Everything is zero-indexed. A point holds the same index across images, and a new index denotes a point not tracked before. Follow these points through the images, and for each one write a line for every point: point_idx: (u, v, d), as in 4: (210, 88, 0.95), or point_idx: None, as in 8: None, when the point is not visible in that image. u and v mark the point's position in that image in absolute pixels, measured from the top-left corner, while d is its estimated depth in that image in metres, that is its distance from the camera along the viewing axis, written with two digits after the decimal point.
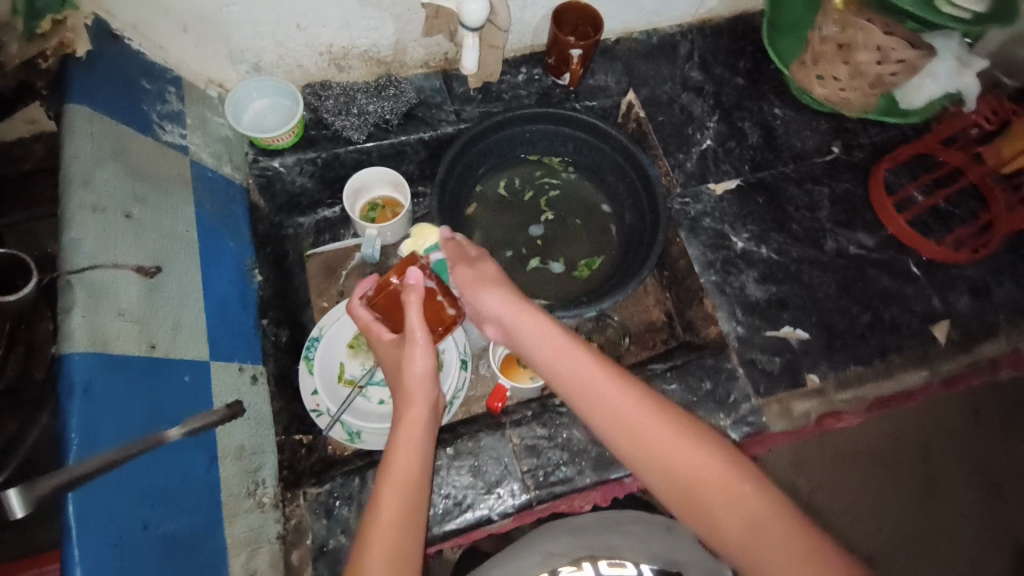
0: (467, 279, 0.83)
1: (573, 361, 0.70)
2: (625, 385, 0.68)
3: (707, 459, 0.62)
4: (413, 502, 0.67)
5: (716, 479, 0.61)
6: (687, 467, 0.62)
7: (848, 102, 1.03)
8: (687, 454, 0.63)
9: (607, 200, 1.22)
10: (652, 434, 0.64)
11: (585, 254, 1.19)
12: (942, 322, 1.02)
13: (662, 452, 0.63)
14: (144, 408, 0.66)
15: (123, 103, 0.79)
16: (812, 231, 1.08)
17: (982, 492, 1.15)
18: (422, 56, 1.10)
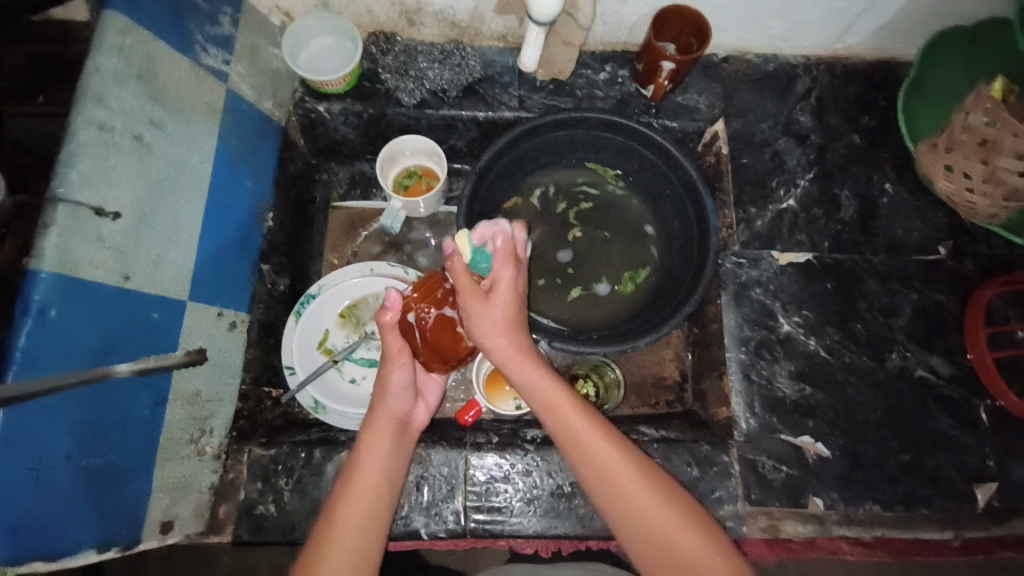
0: (482, 320, 0.69)
1: (586, 424, 0.67)
2: (631, 461, 0.65)
3: (711, 558, 0.59)
4: (374, 519, 0.65)
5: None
6: (690, 568, 0.59)
7: (970, 208, 0.86)
8: (688, 553, 0.60)
9: (653, 220, 1.10)
10: (656, 525, 0.61)
11: (630, 266, 1.09)
12: (987, 485, 0.86)
13: (664, 548, 0.60)
14: (101, 340, 0.64)
15: (167, 17, 0.76)
16: (878, 338, 0.92)
17: None
18: (500, 29, 1.00)
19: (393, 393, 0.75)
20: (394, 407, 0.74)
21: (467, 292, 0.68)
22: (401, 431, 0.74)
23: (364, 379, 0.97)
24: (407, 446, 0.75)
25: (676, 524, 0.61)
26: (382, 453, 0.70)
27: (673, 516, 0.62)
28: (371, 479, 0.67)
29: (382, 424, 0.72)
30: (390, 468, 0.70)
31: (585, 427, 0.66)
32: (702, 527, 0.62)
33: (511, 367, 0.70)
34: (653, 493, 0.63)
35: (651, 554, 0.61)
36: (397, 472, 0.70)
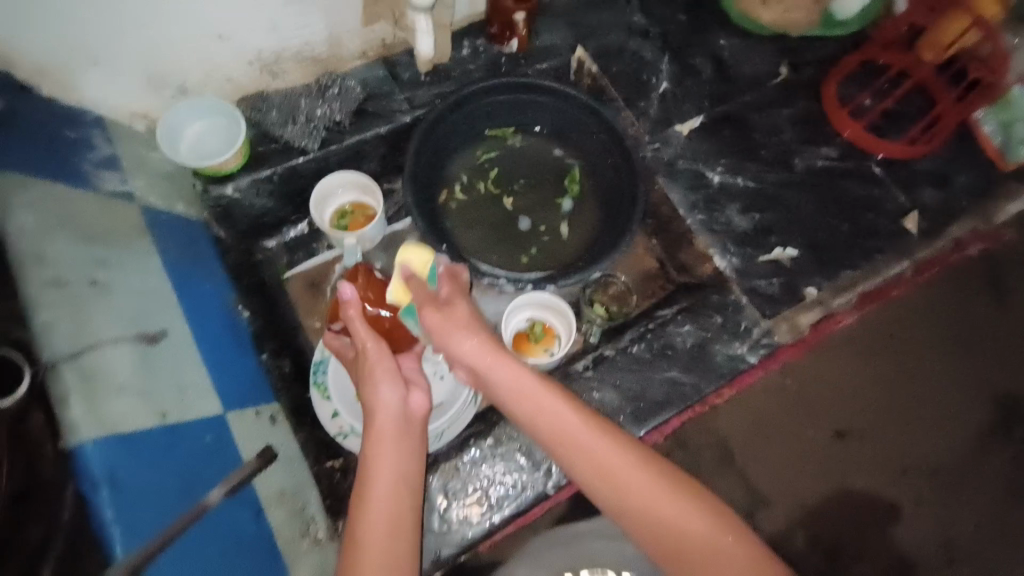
0: (437, 324, 0.74)
1: (562, 413, 0.69)
2: (610, 439, 0.68)
3: (688, 512, 0.64)
4: (399, 529, 0.65)
5: (697, 534, 0.63)
6: (667, 523, 0.63)
7: (795, 23, 1.17)
8: (665, 509, 0.64)
9: (557, 142, 1.18)
10: (635, 492, 0.65)
11: (562, 170, 1.18)
12: (911, 215, 1.08)
13: (642, 509, 0.64)
14: (177, 482, 0.61)
15: (49, 159, 0.72)
16: (780, 153, 1.11)
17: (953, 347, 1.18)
18: (359, 46, 1.03)
19: (383, 382, 0.74)
20: (387, 400, 0.73)
21: (425, 305, 0.76)
22: (405, 424, 0.72)
23: None
24: (415, 440, 0.72)
25: (654, 489, 0.65)
26: (393, 457, 0.68)
27: (651, 479, 0.66)
28: (385, 487, 0.67)
29: (382, 436, 0.70)
30: (407, 466, 0.69)
31: (556, 413, 0.69)
32: (680, 487, 0.66)
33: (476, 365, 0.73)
34: (632, 466, 0.66)
35: (631, 513, 0.65)
36: (414, 472, 0.69)
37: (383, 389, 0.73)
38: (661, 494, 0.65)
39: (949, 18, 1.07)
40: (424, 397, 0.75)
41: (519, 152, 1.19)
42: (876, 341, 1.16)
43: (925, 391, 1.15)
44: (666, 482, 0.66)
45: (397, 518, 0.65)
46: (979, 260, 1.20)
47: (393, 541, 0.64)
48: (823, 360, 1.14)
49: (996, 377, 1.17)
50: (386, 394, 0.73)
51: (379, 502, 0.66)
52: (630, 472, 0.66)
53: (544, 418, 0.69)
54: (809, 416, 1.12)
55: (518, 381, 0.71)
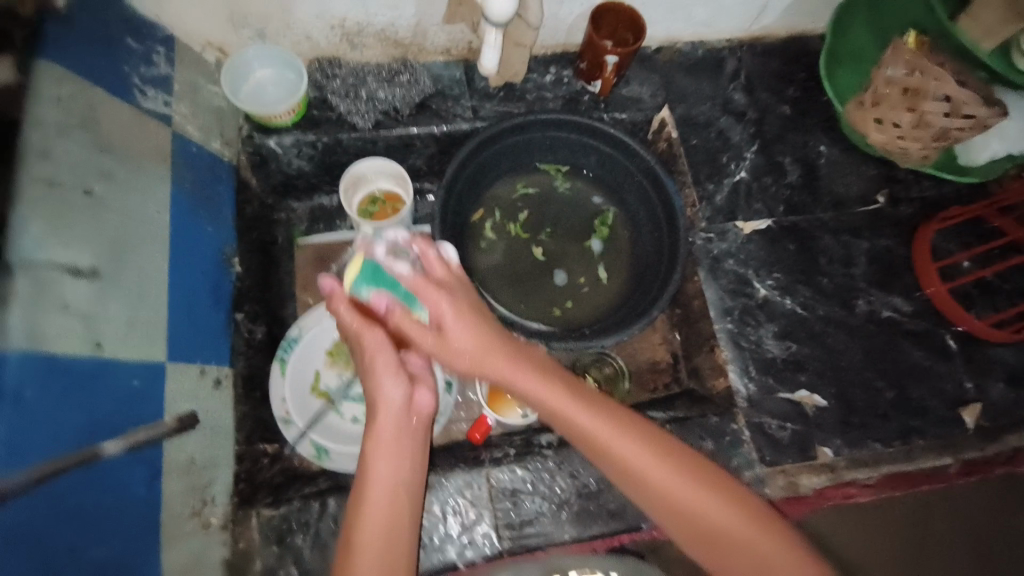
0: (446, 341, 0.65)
1: (585, 417, 0.65)
2: (637, 437, 0.65)
3: (726, 511, 0.63)
4: (398, 506, 0.63)
5: (676, 489, 0.64)
6: (704, 521, 0.63)
7: (903, 151, 0.95)
8: (704, 509, 0.63)
9: (600, 192, 1.13)
10: (670, 493, 0.64)
11: (597, 210, 1.13)
12: (972, 407, 0.94)
13: (681, 508, 0.63)
14: (81, 421, 0.60)
15: (102, 62, 0.73)
16: (843, 287, 0.99)
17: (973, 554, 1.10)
18: (444, 42, 1.00)
19: (385, 380, 0.67)
20: (390, 398, 0.67)
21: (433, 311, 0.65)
22: (407, 425, 0.67)
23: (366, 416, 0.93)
24: (417, 437, 0.67)
25: (688, 489, 0.64)
26: (394, 455, 0.65)
27: (686, 479, 0.64)
28: (388, 488, 0.63)
29: (382, 430, 0.66)
30: (409, 467, 0.65)
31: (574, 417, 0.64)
32: (712, 481, 0.65)
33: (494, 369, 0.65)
34: (662, 462, 0.65)
35: (670, 514, 0.64)
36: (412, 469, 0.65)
37: (386, 386, 0.67)
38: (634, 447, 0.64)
39: None
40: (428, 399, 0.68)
41: (564, 192, 1.13)
42: (894, 521, 1.09)
43: None
44: (638, 433, 0.66)
45: (395, 499, 0.63)
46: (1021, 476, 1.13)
47: (392, 542, 0.61)
48: (839, 525, 1.08)
49: None
50: (391, 392, 0.66)
51: (376, 488, 0.63)
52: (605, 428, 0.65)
53: (566, 420, 0.65)
54: None
55: (532, 382, 0.66)
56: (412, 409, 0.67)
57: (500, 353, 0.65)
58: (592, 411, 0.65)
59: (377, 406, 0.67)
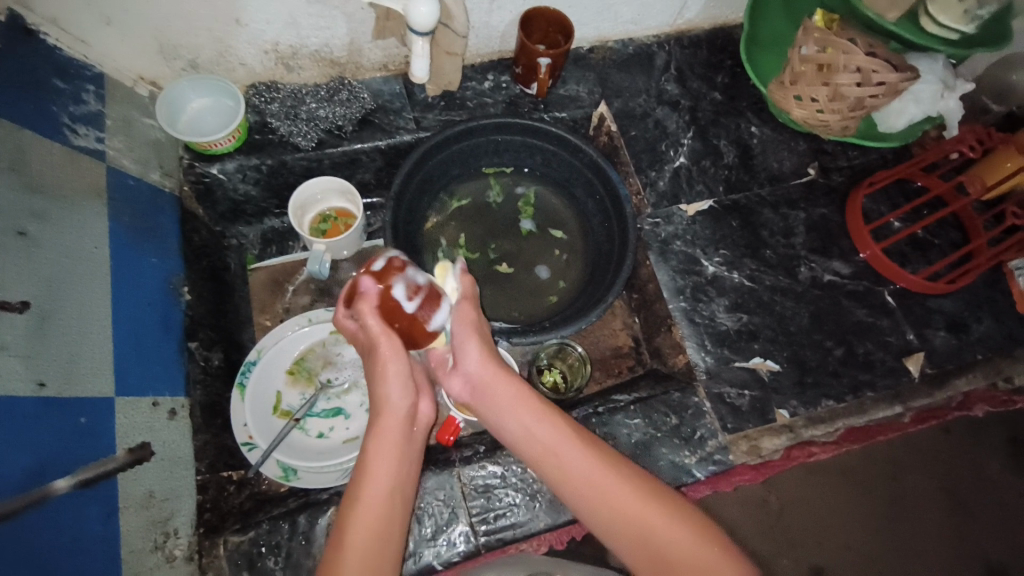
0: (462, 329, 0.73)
1: (549, 432, 0.68)
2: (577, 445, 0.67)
3: (673, 527, 0.61)
4: (391, 512, 0.64)
5: (635, 510, 0.63)
6: (655, 540, 0.61)
7: (826, 124, 0.99)
8: (658, 527, 0.62)
9: (521, 183, 1.16)
10: (625, 508, 0.63)
11: (522, 191, 1.16)
12: (916, 356, 0.99)
13: (631, 526, 0.62)
14: (28, 461, 0.59)
15: (26, 103, 0.73)
16: (787, 257, 1.03)
17: (951, 502, 1.19)
18: (380, 58, 1.02)
19: (393, 386, 0.68)
20: (397, 403, 0.68)
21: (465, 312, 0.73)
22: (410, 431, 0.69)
23: (332, 429, 0.93)
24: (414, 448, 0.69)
25: (640, 504, 0.63)
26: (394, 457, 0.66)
27: (640, 497, 0.63)
28: (384, 489, 0.64)
29: (388, 436, 0.67)
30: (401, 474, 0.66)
31: (535, 434, 0.68)
32: (671, 504, 0.63)
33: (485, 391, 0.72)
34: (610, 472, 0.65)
35: (624, 533, 0.63)
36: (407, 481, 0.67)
37: (393, 392, 0.68)
38: (591, 468, 0.65)
39: (992, 160, 1.01)
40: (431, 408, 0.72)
41: (501, 195, 1.15)
42: (867, 477, 1.18)
43: (918, 543, 1.15)
44: (597, 455, 0.67)
45: (393, 504, 0.64)
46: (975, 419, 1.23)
47: (375, 547, 0.61)
48: (818, 486, 1.17)
49: (988, 543, 1.18)
50: (397, 398, 0.68)
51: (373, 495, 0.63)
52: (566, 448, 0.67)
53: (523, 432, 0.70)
54: (795, 539, 1.13)
55: (508, 400, 0.71)
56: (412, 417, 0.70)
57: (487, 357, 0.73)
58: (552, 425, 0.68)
59: (383, 412, 0.68)
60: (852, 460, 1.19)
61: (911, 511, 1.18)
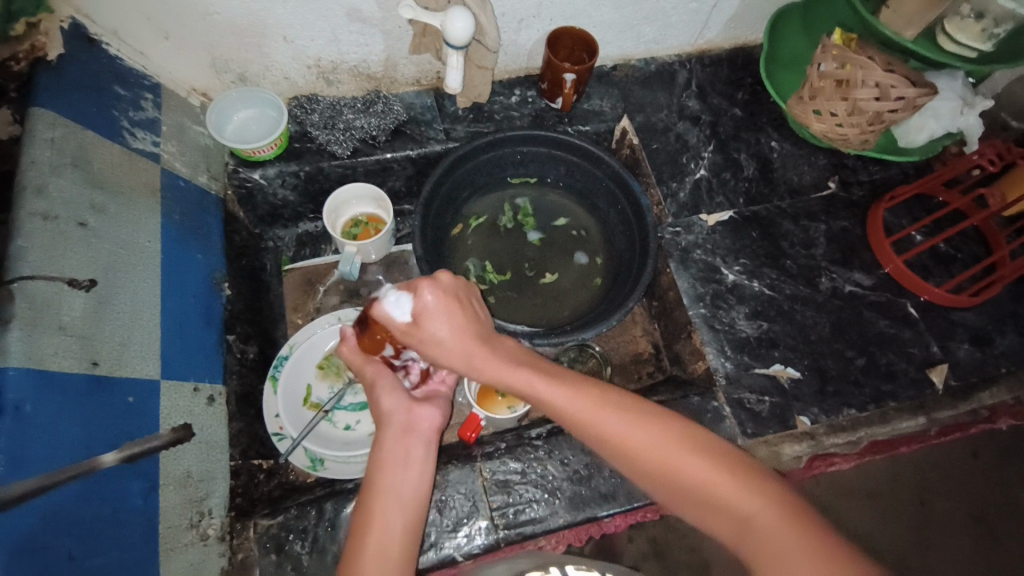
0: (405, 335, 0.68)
1: (562, 395, 0.64)
2: (599, 404, 0.64)
3: (708, 471, 0.60)
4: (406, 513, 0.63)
5: (666, 461, 0.61)
6: (692, 485, 0.60)
7: (845, 138, 1.02)
8: (690, 472, 0.60)
9: (521, 193, 1.20)
10: (654, 457, 0.61)
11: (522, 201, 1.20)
12: (939, 368, 0.99)
13: (670, 475, 0.61)
14: (78, 434, 0.62)
15: (91, 107, 0.79)
16: (807, 267, 1.05)
17: (980, 529, 1.15)
18: (413, 74, 1.08)
19: (382, 394, 0.71)
20: (390, 406, 0.70)
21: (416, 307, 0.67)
22: (407, 439, 0.67)
23: (358, 423, 0.96)
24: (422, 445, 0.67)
25: (669, 449, 0.61)
26: (394, 467, 0.65)
27: (667, 443, 0.62)
28: (392, 495, 0.63)
29: (388, 438, 0.67)
30: (410, 471, 0.65)
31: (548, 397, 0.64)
32: (699, 446, 0.62)
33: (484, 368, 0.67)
34: (634, 422, 0.63)
35: (660, 479, 0.62)
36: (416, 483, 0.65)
37: (387, 405, 0.70)
38: (618, 421, 0.63)
39: (1014, 175, 1.03)
40: (433, 414, 0.70)
41: (520, 205, 1.19)
42: (891, 499, 1.16)
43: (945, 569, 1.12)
44: (619, 407, 0.64)
45: (401, 504, 0.63)
46: (1004, 440, 1.20)
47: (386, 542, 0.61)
48: (840, 508, 1.15)
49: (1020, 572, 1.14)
50: (390, 405, 0.70)
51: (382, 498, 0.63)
52: (586, 407, 0.64)
53: (539, 398, 0.65)
54: None
55: (509, 365, 0.66)
56: (413, 417, 0.69)
57: (474, 339, 0.67)
58: (565, 387, 0.65)
59: (381, 421, 0.69)
60: (874, 482, 1.17)
61: (937, 537, 1.15)
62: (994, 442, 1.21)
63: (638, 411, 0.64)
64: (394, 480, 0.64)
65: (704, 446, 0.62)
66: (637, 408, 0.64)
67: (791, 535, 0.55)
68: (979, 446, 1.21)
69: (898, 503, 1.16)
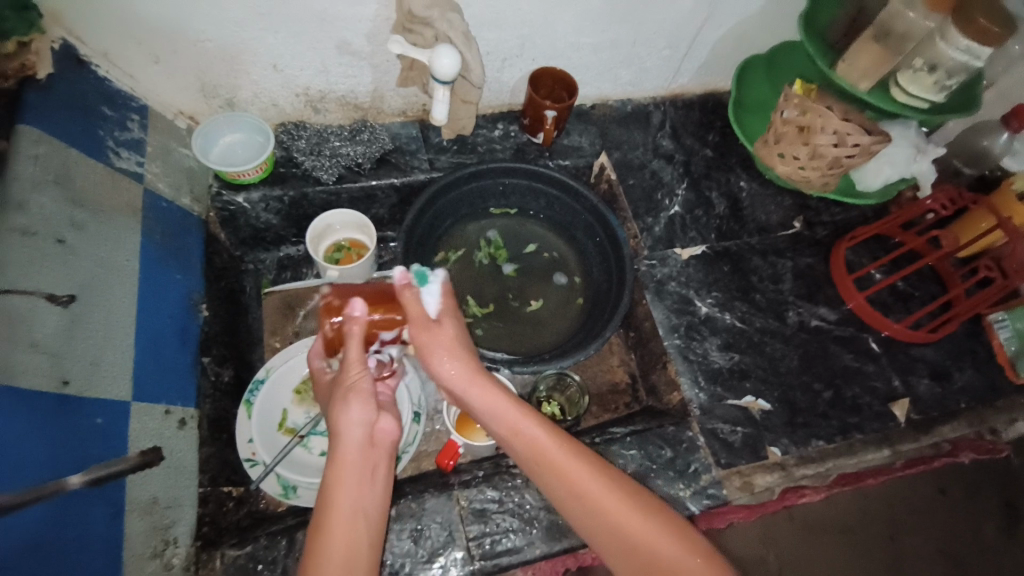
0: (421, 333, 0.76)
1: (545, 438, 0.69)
2: (579, 458, 0.68)
3: (678, 548, 0.61)
4: (357, 545, 0.60)
5: (635, 532, 0.63)
6: (659, 559, 0.61)
7: (809, 181, 1.09)
8: (669, 556, 0.60)
9: (501, 224, 1.22)
10: (623, 522, 0.63)
11: (503, 231, 1.22)
12: (901, 402, 1.03)
13: (638, 546, 0.62)
14: (42, 456, 0.60)
15: (77, 126, 0.80)
16: (775, 301, 1.09)
17: (945, 563, 1.18)
18: (400, 105, 1.11)
19: (353, 409, 0.70)
20: (354, 420, 0.69)
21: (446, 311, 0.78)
22: (370, 455, 0.68)
23: None
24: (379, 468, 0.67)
25: (641, 521, 0.63)
26: (354, 482, 0.64)
27: (640, 514, 0.64)
28: (348, 513, 0.62)
29: (349, 456, 0.66)
30: (367, 494, 0.64)
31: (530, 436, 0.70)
32: (671, 521, 0.64)
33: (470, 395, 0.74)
34: (610, 485, 0.66)
35: (625, 551, 0.62)
36: (374, 501, 0.64)
37: (352, 414, 0.69)
38: (593, 479, 0.66)
39: (965, 219, 1.11)
40: (394, 424, 0.70)
41: (502, 232, 1.22)
42: (861, 532, 1.18)
43: None
44: (597, 466, 0.68)
45: (355, 530, 0.61)
46: (966, 473, 1.25)
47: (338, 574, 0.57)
48: (812, 542, 1.16)
49: None
50: (353, 419, 0.69)
51: (337, 520, 0.61)
52: (565, 456, 0.68)
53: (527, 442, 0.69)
54: None
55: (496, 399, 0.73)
56: (375, 435, 0.69)
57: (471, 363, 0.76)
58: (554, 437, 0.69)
59: (341, 438, 0.68)
60: (844, 516, 1.19)
61: (907, 571, 1.17)
62: (957, 476, 1.25)
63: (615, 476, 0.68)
64: (355, 499, 0.63)
65: (674, 524, 0.64)
66: (614, 473, 0.68)
67: None
68: (944, 481, 1.25)
69: (867, 535, 1.18)
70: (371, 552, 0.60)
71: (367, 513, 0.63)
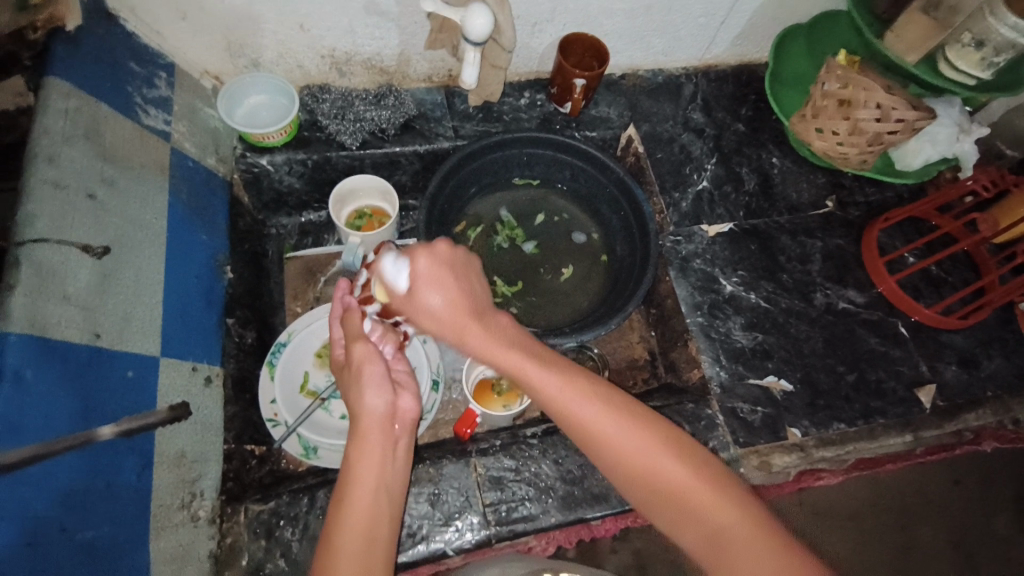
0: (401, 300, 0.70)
1: (555, 380, 0.64)
2: (584, 394, 0.64)
3: (682, 473, 0.61)
4: (378, 517, 0.62)
5: (638, 457, 0.62)
6: (662, 482, 0.61)
7: (845, 157, 1.04)
8: (663, 474, 0.61)
9: (522, 194, 1.20)
10: (629, 453, 0.62)
11: (525, 201, 1.20)
12: (927, 388, 1.01)
13: (639, 471, 0.62)
14: (78, 405, 0.62)
15: (105, 82, 0.79)
16: (802, 282, 1.07)
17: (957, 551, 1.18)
18: (425, 70, 1.09)
19: (370, 389, 0.68)
20: (372, 404, 0.67)
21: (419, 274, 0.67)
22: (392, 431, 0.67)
23: None
24: (402, 440, 0.68)
25: (645, 450, 0.62)
26: (375, 459, 0.64)
27: (648, 443, 0.63)
28: (371, 487, 0.63)
29: (370, 435, 0.65)
30: (389, 469, 0.65)
31: (535, 376, 0.64)
32: (681, 449, 0.63)
33: (463, 338, 0.66)
34: (616, 417, 0.64)
35: (629, 474, 0.63)
36: (397, 479, 0.65)
37: (370, 395, 0.67)
38: (596, 411, 0.63)
39: (1006, 204, 1.06)
40: (412, 404, 0.70)
41: (522, 199, 1.20)
42: (873, 517, 1.18)
43: None
44: (600, 398, 0.64)
45: (380, 501, 0.63)
46: (985, 464, 1.23)
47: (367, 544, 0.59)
48: (823, 524, 1.17)
49: None
50: (372, 402, 0.67)
51: (359, 497, 0.62)
52: (572, 393, 0.64)
53: (523, 384, 0.65)
54: None
55: (498, 341, 0.66)
56: (394, 412, 0.68)
57: (461, 309, 0.66)
58: (551, 372, 0.64)
59: (362, 419, 0.66)
60: (857, 501, 1.19)
61: (917, 557, 1.17)
62: (976, 466, 1.23)
63: (624, 407, 0.65)
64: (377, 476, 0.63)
65: (681, 449, 0.63)
66: (619, 403, 0.65)
67: (756, 555, 0.55)
68: (961, 472, 1.23)
69: (879, 522, 1.18)
70: (394, 521, 0.63)
71: (393, 487, 0.65)
